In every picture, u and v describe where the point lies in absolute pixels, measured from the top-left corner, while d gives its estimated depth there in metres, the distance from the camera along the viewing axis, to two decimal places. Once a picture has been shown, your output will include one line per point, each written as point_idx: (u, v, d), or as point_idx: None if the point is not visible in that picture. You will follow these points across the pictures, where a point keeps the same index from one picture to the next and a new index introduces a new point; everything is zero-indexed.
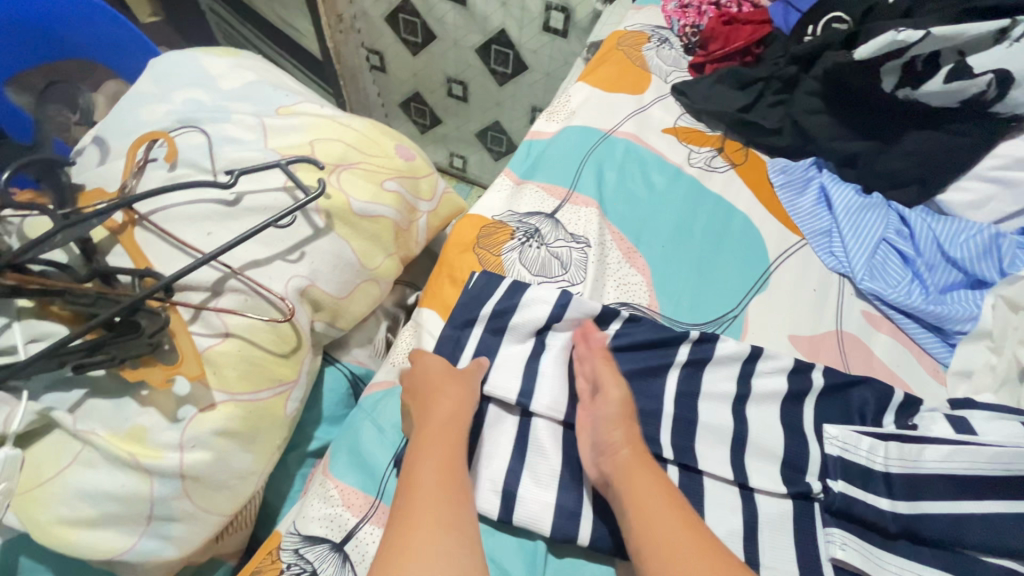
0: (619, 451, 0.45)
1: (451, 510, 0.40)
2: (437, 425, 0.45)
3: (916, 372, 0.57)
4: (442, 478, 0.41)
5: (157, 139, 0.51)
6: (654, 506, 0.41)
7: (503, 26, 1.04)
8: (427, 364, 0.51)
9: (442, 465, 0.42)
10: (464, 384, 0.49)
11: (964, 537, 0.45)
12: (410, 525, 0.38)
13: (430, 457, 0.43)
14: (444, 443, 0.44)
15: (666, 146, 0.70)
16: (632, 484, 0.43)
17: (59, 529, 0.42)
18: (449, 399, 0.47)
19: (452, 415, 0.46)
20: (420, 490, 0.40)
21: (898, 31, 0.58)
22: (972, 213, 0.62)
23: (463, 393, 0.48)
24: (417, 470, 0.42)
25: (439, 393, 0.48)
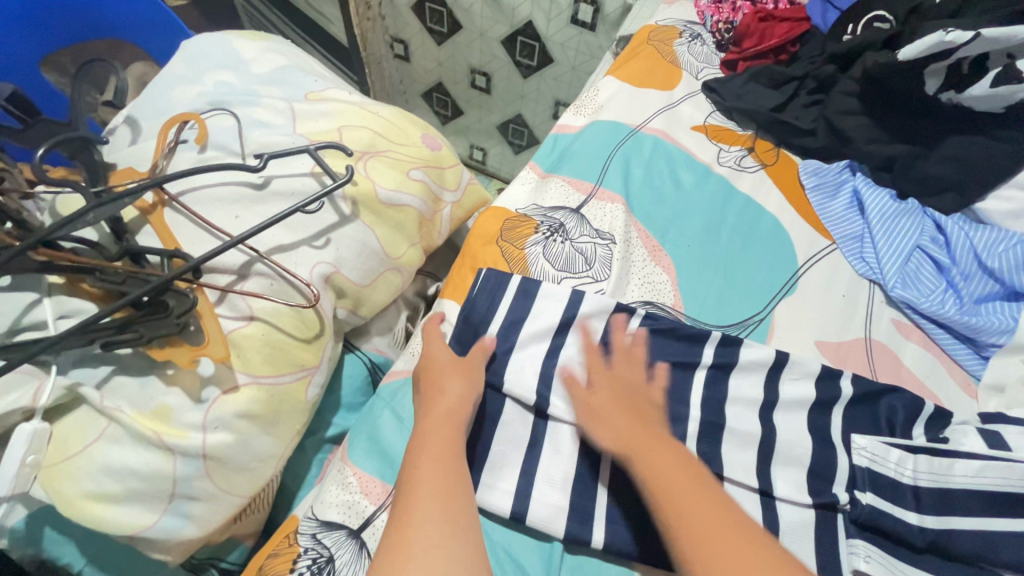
0: (622, 428, 0.46)
1: (451, 506, 0.39)
2: (439, 419, 0.45)
3: (946, 385, 0.55)
4: (442, 471, 0.41)
5: (189, 120, 0.51)
6: (669, 474, 0.41)
7: (530, 18, 1.03)
8: (429, 362, 0.50)
9: (441, 460, 0.42)
10: (466, 379, 0.49)
11: (997, 555, 0.44)
12: (408, 520, 0.37)
13: (431, 450, 0.43)
14: (444, 438, 0.44)
15: (695, 143, 0.69)
16: (644, 454, 0.43)
17: (84, 503, 0.43)
18: (450, 395, 0.47)
19: (453, 409, 0.46)
20: (419, 484, 0.40)
21: (948, 30, 0.55)
22: (1011, 223, 0.59)
23: (467, 387, 0.48)
24: (417, 466, 0.41)
25: (442, 387, 0.48)
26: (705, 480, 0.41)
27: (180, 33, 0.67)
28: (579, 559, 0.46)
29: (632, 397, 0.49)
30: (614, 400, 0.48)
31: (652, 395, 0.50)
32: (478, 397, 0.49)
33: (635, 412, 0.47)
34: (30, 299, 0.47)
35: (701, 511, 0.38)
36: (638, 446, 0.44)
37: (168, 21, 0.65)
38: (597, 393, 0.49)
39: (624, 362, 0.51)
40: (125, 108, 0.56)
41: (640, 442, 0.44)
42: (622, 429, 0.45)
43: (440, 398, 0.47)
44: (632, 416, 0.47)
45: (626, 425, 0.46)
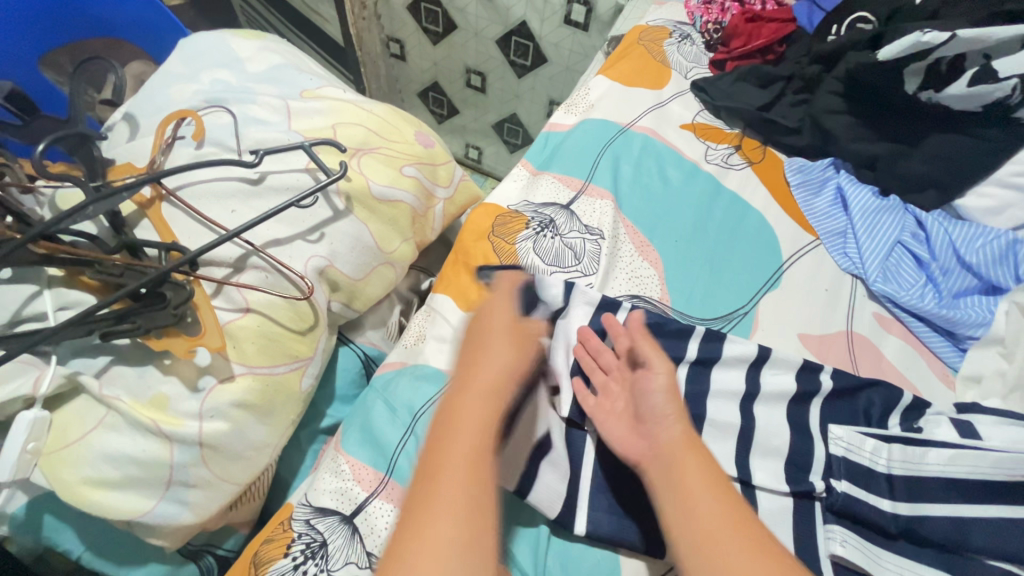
0: (673, 428, 0.44)
1: (475, 488, 0.36)
2: (482, 387, 0.41)
3: (925, 377, 0.57)
4: (472, 446, 0.37)
5: (186, 117, 0.52)
6: (699, 491, 0.39)
7: (524, 18, 1.04)
8: (484, 323, 0.47)
9: (473, 433, 0.38)
10: (514, 348, 0.45)
11: (965, 540, 0.46)
12: (429, 503, 0.34)
13: (468, 418, 0.39)
14: (479, 408, 0.40)
15: (683, 141, 0.71)
16: (678, 464, 0.41)
17: (84, 489, 0.44)
18: (495, 365, 0.43)
19: (497, 380, 0.42)
20: (443, 459, 0.36)
21: (924, 31, 0.58)
22: (990, 219, 0.60)
23: (515, 359, 0.44)
24: (448, 433, 0.38)
25: (490, 353, 0.44)
26: (732, 492, 0.40)
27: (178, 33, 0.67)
28: (565, 543, 0.48)
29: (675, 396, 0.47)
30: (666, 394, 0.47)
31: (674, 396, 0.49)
32: (524, 372, 0.45)
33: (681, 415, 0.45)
34: (30, 291, 0.48)
35: (721, 515, 0.38)
36: (676, 448, 0.42)
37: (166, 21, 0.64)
38: (660, 382, 0.48)
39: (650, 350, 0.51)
40: (121, 106, 0.57)
41: (678, 444, 0.43)
42: (674, 428, 0.44)
43: (482, 364, 0.43)
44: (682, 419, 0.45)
45: (674, 423, 0.44)
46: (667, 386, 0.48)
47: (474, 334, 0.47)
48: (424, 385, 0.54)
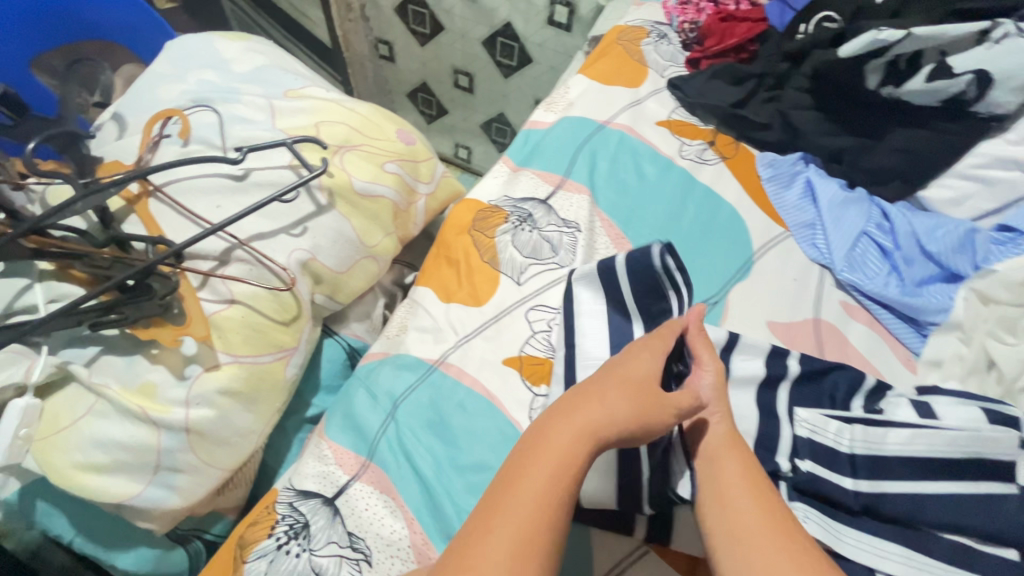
0: (715, 430, 0.45)
1: (542, 527, 0.33)
2: (581, 425, 0.38)
3: (889, 361, 0.59)
4: (550, 484, 0.35)
5: (172, 115, 0.54)
6: (736, 495, 0.40)
7: (509, 19, 1.07)
8: (614, 365, 0.44)
9: (554, 471, 0.35)
10: (631, 391, 0.41)
11: (923, 515, 0.48)
12: (488, 530, 0.33)
13: (552, 452, 0.36)
14: (571, 446, 0.37)
15: (659, 138, 0.73)
16: (717, 466, 0.43)
17: (75, 473, 0.46)
18: (604, 403, 0.39)
19: (602, 427, 0.38)
20: (517, 488, 0.35)
21: (879, 31, 0.62)
22: (952, 209, 0.63)
23: (630, 411, 0.39)
24: (529, 463, 0.36)
25: (603, 394, 0.40)
26: (771, 492, 0.41)
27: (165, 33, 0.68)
28: None
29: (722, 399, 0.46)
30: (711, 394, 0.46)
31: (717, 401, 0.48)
32: (641, 429, 0.40)
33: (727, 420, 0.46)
34: (22, 284, 0.50)
35: (756, 514, 0.39)
36: (715, 450, 0.44)
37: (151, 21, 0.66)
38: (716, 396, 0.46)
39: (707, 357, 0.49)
40: (112, 106, 0.59)
41: (719, 447, 0.44)
42: (716, 433, 0.45)
43: (591, 399, 0.40)
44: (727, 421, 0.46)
45: (721, 430, 0.45)
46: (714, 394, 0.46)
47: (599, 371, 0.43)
48: (404, 373, 0.56)
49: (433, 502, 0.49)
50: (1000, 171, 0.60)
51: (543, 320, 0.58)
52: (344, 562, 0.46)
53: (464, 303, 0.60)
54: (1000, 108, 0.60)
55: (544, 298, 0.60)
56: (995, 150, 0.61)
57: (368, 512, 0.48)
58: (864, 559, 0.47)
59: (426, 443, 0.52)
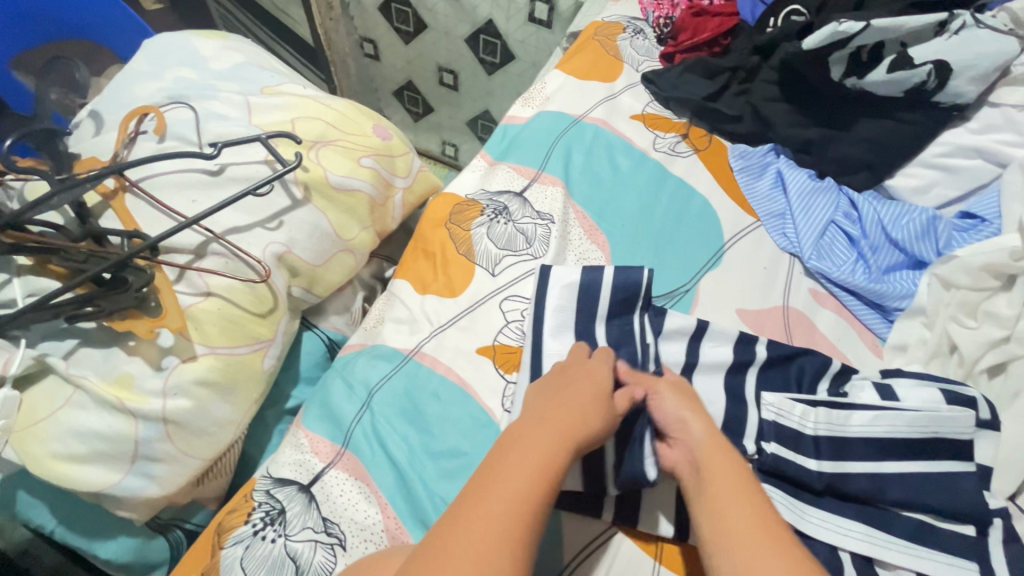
0: (699, 435, 0.45)
1: (526, 511, 0.36)
2: (553, 421, 0.42)
3: (855, 346, 0.60)
4: (530, 474, 0.38)
5: (148, 112, 0.55)
6: (727, 497, 0.40)
7: (491, 16, 1.08)
8: (578, 371, 0.49)
9: (532, 463, 0.38)
10: (590, 397, 0.46)
11: (882, 493, 0.49)
12: (474, 513, 0.35)
13: (530, 446, 0.40)
14: (545, 442, 0.40)
15: (633, 131, 0.74)
16: (709, 471, 0.42)
17: (53, 462, 0.47)
18: (567, 406, 0.44)
19: (572, 425, 0.42)
20: (500, 478, 0.37)
21: (841, 22, 0.63)
22: (916, 197, 0.65)
23: (593, 411, 0.45)
24: (510, 456, 0.39)
25: (569, 395, 0.45)
26: (761, 492, 0.40)
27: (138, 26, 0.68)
28: None
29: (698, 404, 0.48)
30: (679, 398, 0.48)
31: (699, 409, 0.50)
32: (602, 426, 0.45)
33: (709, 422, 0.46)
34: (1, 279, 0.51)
35: (748, 515, 0.38)
36: (703, 453, 0.44)
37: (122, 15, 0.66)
38: (688, 403, 0.48)
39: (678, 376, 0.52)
40: (91, 104, 0.60)
41: (706, 449, 0.44)
42: (702, 437, 0.45)
43: (556, 403, 0.44)
44: (705, 421, 0.46)
45: (706, 435, 0.45)
46: (685, 402, 0.48)
47: (552, 380, 0.48)
48: (380, 363, 0.57)
49: (406, 487, 0.50)
50: (961, 160, 0.63)
51: (517, 310, 0.60)
52: (319, 547, 0.47)
53: (439, 295, 0.61)
54: (961, 96, 0.62)
55: (517, 288, 0.61)
56: (957, 140, 0.63)
57: (342, 497, 0.50)
58: (827, 538, 0.48)
59: (400, 431, 0.53)
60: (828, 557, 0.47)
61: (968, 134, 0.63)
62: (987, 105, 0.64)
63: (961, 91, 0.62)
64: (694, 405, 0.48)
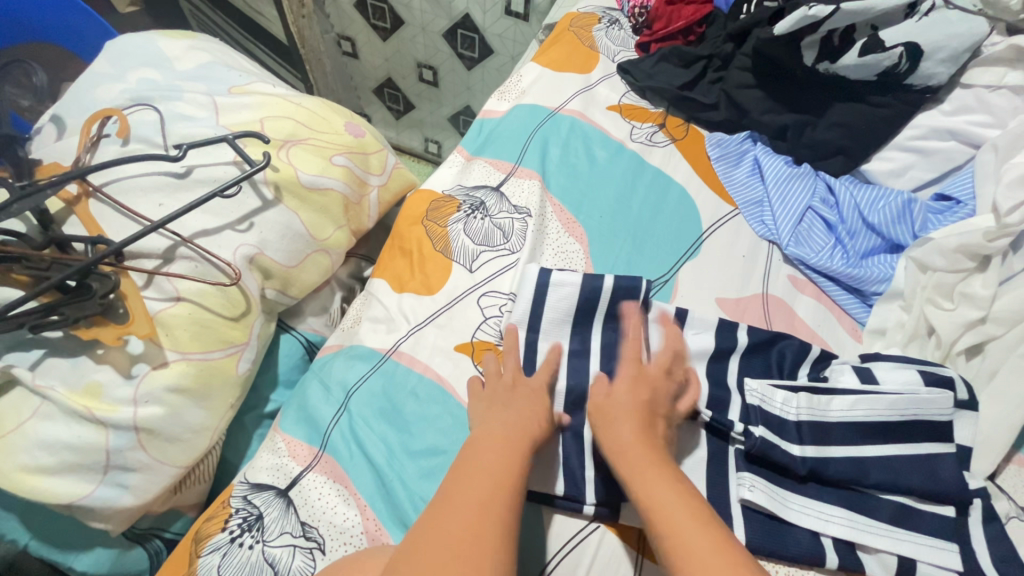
0: (631, 446, 0.45)
1: (495, 503, 0.37)
2: (508, 424, 0.45)
3: (835, 332, 0.60)
4: (493, 473, 0.40)
5: (110, 115, 0.54)
6: (670, 508, 0.40)
7: (467, 10, 1.06)
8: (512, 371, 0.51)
9: (495, 463, 0.41)
10: (541, 408, 0.48)
11: (864, 477, 0.49)
12: (446, 507, 0.37)
13: (494, 445, 0.43)
14: (502, 445, 0.43)
15: (610, 122, 0.74)
16: (644, 483, 0.42)
17: (21, 476, 0.45)
18: (522, 415, 0.47)
19: (527, 428, 0.45)
20: (467, 477, 0.39)
21: (810, 6, 0.61)
22: (893, 180, 0.65)
23: (538, 411, 0.48)
24: (479, 454, 0.42)
25: (517, 397, 0.49)
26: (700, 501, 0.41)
27: (77, 9, 0.65)
28: None
29: (651, 403, 0.48)
30: (624, 408, 0.47)
31: (671, 404, 0.50)
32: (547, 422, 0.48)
33: (644, 420, 0.47)
34: None
35: (672, 499, 0.40)
36: (631, 449, 0.44)
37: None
38: (620, 409, 0.47)
39: (663, 368, 0.52)
40: (53, 107, 0.58)
41: (635, 444, 0.45)
42: (631, 445, 0.45)
43: (507, 412, 0.47)
44: (636, 431, 0.46)
45: (635, 446, 0.45)
46: (628, 409, 0.47)
47: (493, 393, 0.49)
48: (358, 364, 0.56)
49: (385, 488, 0.49)
50: (934, 142, 0.63)
51: (495, 305, 0.59)
52: (297, 552, 0.46)
53: (416, 293, 0.60)
54: (934, 78, 0.62)
55: (494, 284, 0.60)
56: (931, 122, 0.63)
57: (320, 501, 0.49)
58: (809, 524, 0.48)
59: (378, 431, 0.52)
60: (811, 543, 0.47)
61: (941, 116, 0.63)
62: (959, 86, 0.64)
63: (932, 73, 0.62)
64: (638, 411, 0.47)
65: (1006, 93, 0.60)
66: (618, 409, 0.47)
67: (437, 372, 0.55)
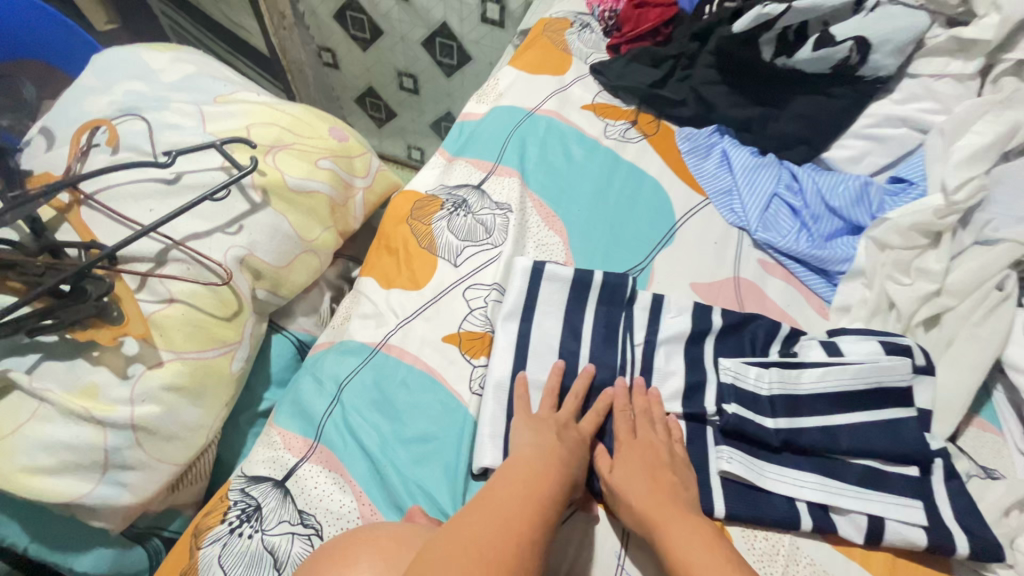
0: (647, 496, 0.45)
1: (533, 523, 0.36)
2: (550, 448, 0.46)
3: (804, 311, 0.63)
4: (526, 494, 0.39)
5: (99, 125, 0.56)
6: (694, 554, 0.40)
7: (445, 19, 1.10)
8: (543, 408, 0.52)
9: (532, 487, 0.40)
10: (575, 437, 0.49)
11: (834, 445, 0.52)
12: (486, 504, 0.37)
13: (532, 463, 0.43)
14: (539, 474, 0.42)
15: (585, 121, 0.77)
16: (668, 529, 0.42)
17: (21, 476, 0.46)
18: (562, 445, 0.47)
19: (567, 462, 0.45)
20: (503, 494, 0.39)
21: (764, 5, 0.67)
22: (852, 167, 0.69)
23: (579, 449, 0.48)
24: (516, 468, 0.42)
25: (563, 430, 0.49)
26: (729, 548, 0.41)
27: (63, 25, 0.68)
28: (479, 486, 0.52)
29: (655, 464, 0.48)
30: (641, 467, 0.48)
31: (676, 458, 0.50)
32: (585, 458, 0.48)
33: (657, 476, 0.47)
34: None
35: (695, 546, 0.41)
36: (652, 510, 0.44)
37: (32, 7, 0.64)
38: (629, 462, 0.49)
39: (647, 425, 0.52)
40: (40, 121, 0.60)
41: (658, 506, 0.44)
42: (647, 499, 0.45)
43: (549, 440, 0.47)
44: (652, 487, 0.46)
45: (652, 499, 0.45)
46: (642, 466, 0.48)
47: (521, 418, 0.51)
48: (348, 358, 0.58)
49: (379, 474, 0.51)
50: (888, 129, 0.67)
51: (480, 297, 0.61)
52: (296, 538, 0.47)
53: (404, 288, 0.62)
54: (883, 70, 0.67)
55: (478, 277, 0.62)
56: (883, 111, 0.68)
57: (317, 489, 0.51)
58: (784, 491, 0.51)
59: (372, 421, 0.54)
60: (786, 508, 0.50)
61: (892, 105, 0.68)
62: (906, 77, 0.69)
63: (881, 65, 0.66)
64: (652, 467, 0.48)
65: (949, 82, 0.66)
66: (625, 465, 0.48)
67: (426, 363, 0.57)
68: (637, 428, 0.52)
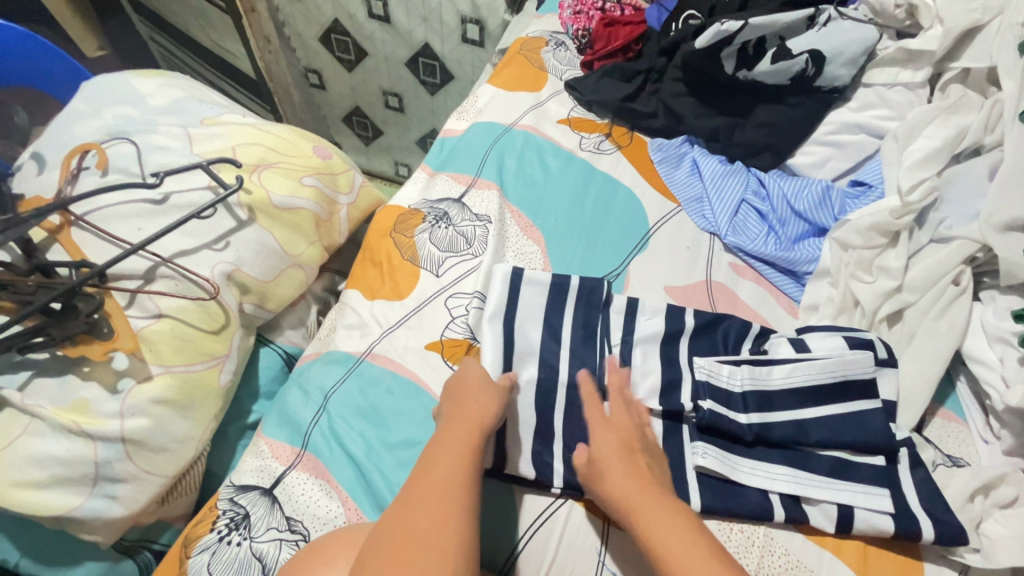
0: (623, 480, 0.46)
1: (453, 498, 0.40)
2: (467, 409, 0.48)
3: (774, 310, 0.66)
4: (455, 468, 0.42)
5: (89, 148, 0.58)
6: (672, 537, 0.41)
7: (427, 40, 1.13)
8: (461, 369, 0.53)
9: (454, 456, 0.43)
10: (491, 393, 0.51)
11: (804, 438, 0.55)
12: (420, 488, 0.40)
13: (454, 431, 0.46)
14: (459, 441, 0.45)
15: (561, 134, 0.80)
16: (647, 516, 0.43)
17: (14, 491, 0.48)
18: (482, 402, 0.49)
19: (480, 416, 0.48)
20: (428, 475, 0.41)
21: (722, 22, 0.70)
22: (815, 171, 0.72)
23: (493, 397, 0.50)
24: (443, 440, 0.45)
25: (473, 386, 0.51)
26: (702, 527, 0.43)
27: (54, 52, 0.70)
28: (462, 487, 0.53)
29: (632, 446, 0.49)
30: (619, 452, 0.48)
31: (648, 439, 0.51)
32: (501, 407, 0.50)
33: (634, 457, 0.48)
34: None
35: (672, 527, 0.42)
36: (629, 494, 0.44)
37: (31, 41, 0.66)
38: (607, 446, 0.49)
39: (622, 407, 0.53)
40: (31, 146, 0.62)
41: (634, 490, 0.45)
42: (623, 482, 0.45)
43: (470, 402, 0.49)
44: (627, 469, 0.46)
45: (629, 481, 0.45)
46: (621, 449, 0.48)
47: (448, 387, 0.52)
48: (334, 367, 0.60)
49: (366, 480, 0.53)
50: (847, 136, 0.71)
51: (461, 305, 0.63)
52: (285, 544, 0.49)
53: (387, 298, 0.65)
54: (837, 80, 0.71)
55: (460, 286, 0.64)
56: (842, 119, 0.72)
57: (304, 496, 0.52)
58: (758, 483, 0.52)
59: (357, 428, 0.55)
60: (760, 500, 0.52)
61: (850, 113, 0.72)
62: (861, 85, 0.73)
63: (836, 75, 0.71)
64: (629, 449, 0.48)
65: (901, 90, 0.70)
66: (604, 447, 0.49)
67: (410, 371, 0.59)
68: (612, 412, 0.52)
